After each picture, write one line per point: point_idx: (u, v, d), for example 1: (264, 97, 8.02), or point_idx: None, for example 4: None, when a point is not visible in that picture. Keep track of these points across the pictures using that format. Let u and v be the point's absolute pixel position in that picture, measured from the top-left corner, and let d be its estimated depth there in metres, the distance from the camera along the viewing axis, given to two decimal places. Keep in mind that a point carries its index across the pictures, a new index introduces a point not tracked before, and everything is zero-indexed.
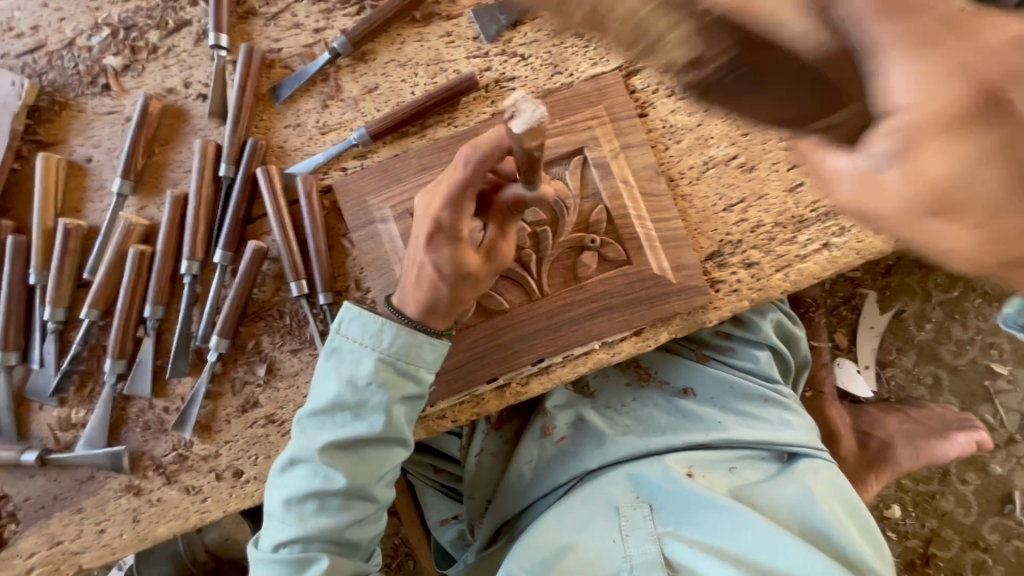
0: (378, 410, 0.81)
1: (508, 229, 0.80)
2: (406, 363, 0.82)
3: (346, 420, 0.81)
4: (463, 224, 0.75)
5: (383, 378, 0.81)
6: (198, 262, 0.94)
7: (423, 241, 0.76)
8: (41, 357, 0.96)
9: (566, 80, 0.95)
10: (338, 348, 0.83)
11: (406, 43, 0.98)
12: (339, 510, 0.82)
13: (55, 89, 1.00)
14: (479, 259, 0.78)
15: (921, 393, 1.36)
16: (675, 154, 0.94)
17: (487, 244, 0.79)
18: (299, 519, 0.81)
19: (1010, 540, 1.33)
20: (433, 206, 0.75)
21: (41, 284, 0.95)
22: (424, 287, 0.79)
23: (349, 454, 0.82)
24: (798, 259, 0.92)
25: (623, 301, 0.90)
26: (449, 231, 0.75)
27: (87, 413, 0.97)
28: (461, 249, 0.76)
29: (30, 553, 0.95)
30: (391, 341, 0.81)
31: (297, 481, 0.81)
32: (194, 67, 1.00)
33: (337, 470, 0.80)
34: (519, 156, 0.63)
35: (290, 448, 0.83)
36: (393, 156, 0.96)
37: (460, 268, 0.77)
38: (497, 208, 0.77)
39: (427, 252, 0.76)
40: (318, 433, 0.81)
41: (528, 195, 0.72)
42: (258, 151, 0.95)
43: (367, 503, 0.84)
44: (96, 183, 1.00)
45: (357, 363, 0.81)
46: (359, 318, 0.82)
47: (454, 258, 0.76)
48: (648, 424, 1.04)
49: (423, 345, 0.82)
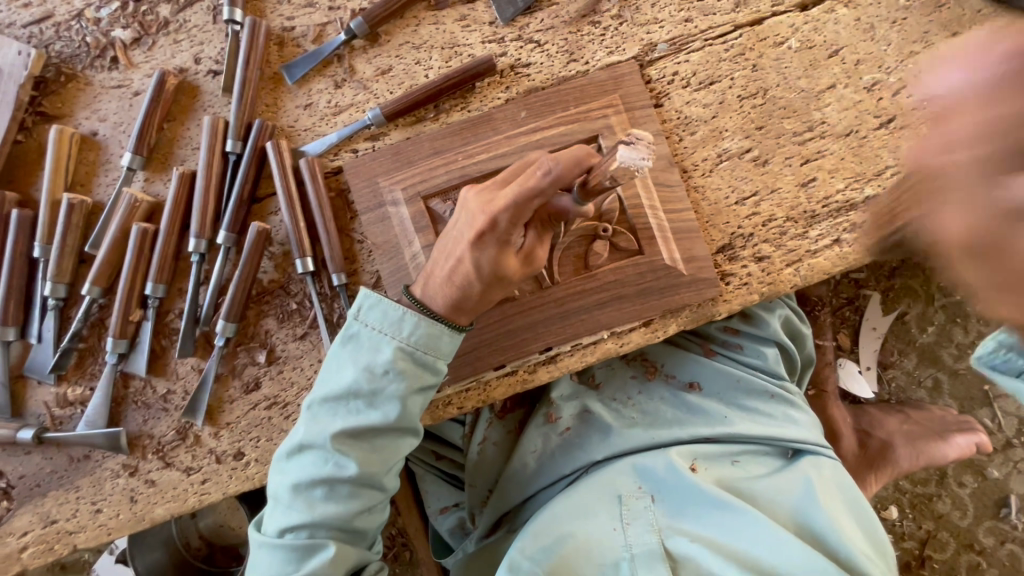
0: (393, 400, 0.80)
1: (545, 236, 0.80)
2: (426, 353, 0.80)
3: (359, 408, 0.80)
4: (515, 231, 0.73)
5: (401, 367, 0.80)
6: (206, 242, 0.92)
7: (471, 237, 0.73)
8: (40, 334, 0.95)
9: (581, 69, 0.95)
10: (357, 334, 0.81)
11: (421, 25, 0.97)
12: (347, 497, 0.80)
13: (61, 61, 0.98)
14: (518, 265, 0.77)
15: (921, 395, 1.36)
16: (688, 146, 0.94)
17: (526, 249, 0.77)
18: (308, 504, 0.80)
19: (1005, 543, 1.34)
20: (493, 205, 0.71)
21: (44, 257, 0.93)
22: (456, 283, 0.77)
23: (361, 444, 0.80)
24: (809, 254, 0.92)
25: (634, 291, 0.90)
26: (500, 233, 0.72)
27: (86, 390, 0.95)
28: (506, 252, 0.74)
29: (24, 531, 0.93)
30: (410, 331, 0.80)
31: (308, 465, 0.80)
32: (205, 43, 0.98)
33: (349, 458, 0.79)
34: (602, 180, 0.67)
35: (300, 432, 0.81)
36: (406, 139, 0.95)
37: (498, 272, 0.75)
38: (540, 214, 0.77)
39: (471, 251, 0.74)
40: (330, 419, 0.80)
41: (574, 209, 0.75)
42: (265, 132, 0.93)
43: (375, 492, 0.83)
44: (102, 157, 0.98)
45: (376, 350, 0.80)
46: (378, 305, 0.81)
47: (496, 261, 0.74)
48: (655, 416, 1.03)
49: (442, 336, 0.80)
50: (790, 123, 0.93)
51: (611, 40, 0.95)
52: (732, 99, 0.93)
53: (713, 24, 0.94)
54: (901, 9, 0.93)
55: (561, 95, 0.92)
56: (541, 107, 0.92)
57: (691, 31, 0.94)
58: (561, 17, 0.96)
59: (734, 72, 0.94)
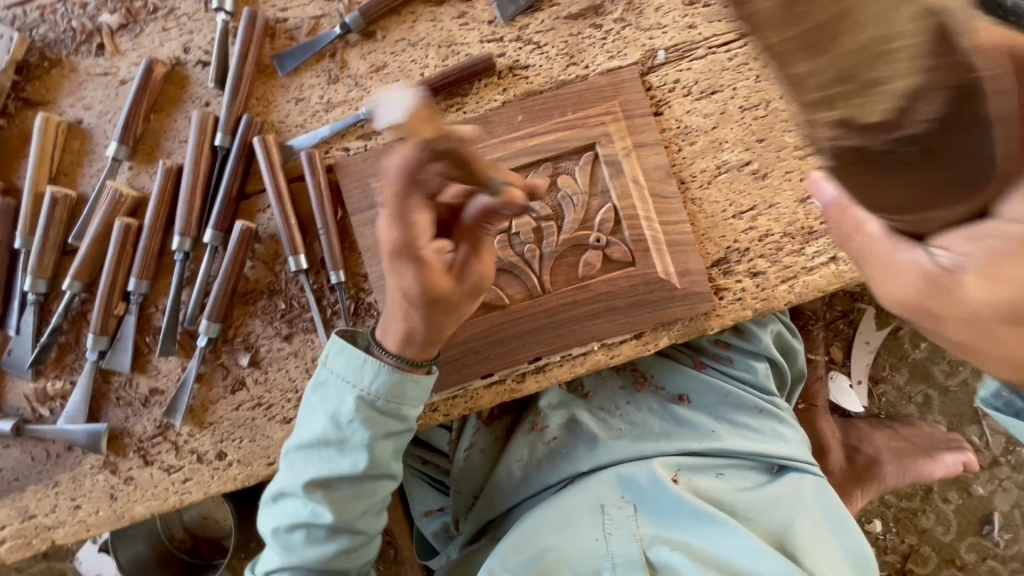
0: (361, 448, 0.78)
1: (482, 249, 0.75)
2: (389, 402, 0.78)
3: (331, 456, 0.78)
4: (421, 242, 0.70)
5: (365, 417, 0.77)
6: (190, 240, 0.90)
7: (386, 265, 0.71)
8: (19, 327, 0.93)
9: (581, 72, 0.93)
10: (324, 383, 0.79)
11: (418, 22, 0.94)
12: (326, 540, 0.80)
13: (45, 45, 0.95)
14: (450, 282, 0.73)
15: (911, 411, 1.36)
16: (687, 156, 0.92)
17: (458, 265, 0.74)
18: (288, 546, 0.79)
19: (985, 560, 1.35)
20: (383, 227, 0.70)
21: (26, 248, 0.91)
22: (400, 316, 0.75)
23: (332, 491, 0.79)
24: (804, 271, 0.91)
25: (625, 303, 0.89)
26: (406, 250, 0.69)
27: (66, 385, 0.94)
28: (427, 270, 0.71)
29: (2, 525, 0.92)
30: (373, 378, 0.77)
31: (291, 510, 0.79)
32: (194, 32, 0.95)
33: (324, 506, 0.78)
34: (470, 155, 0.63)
35: (278, 481, 0.81)
36: (399, 139, 0.93)
37: (428, 293, 0.71)
38: (466, 227, 0.74)
39: (394, 279, 0.72)
40: (302, 468, 0.79)
41: (494, 203, 0.68)
42: (253, 128, 0.91)
43: (353, 534, 0.81)
44: (87, 147, 0.95)
45: (340, 399, 0.78)
46: (343, 352, 0.79)
47: (421, 281, 0.71)
48: (642, 428, 1.02)
49: (406, 382, 0.78)
50: (791, 136, 0.91)
51: (612, 44, 0.93)
52: (734, 109, 0.92)
53: (717, 31, 0.92)
54: None
55: (559, 100, 0.90)
56: (539, 111, 0.90)
57: (694, 38, 0.92)
58: (561, 17, 0.93)
59: (737, 82, 0.92)
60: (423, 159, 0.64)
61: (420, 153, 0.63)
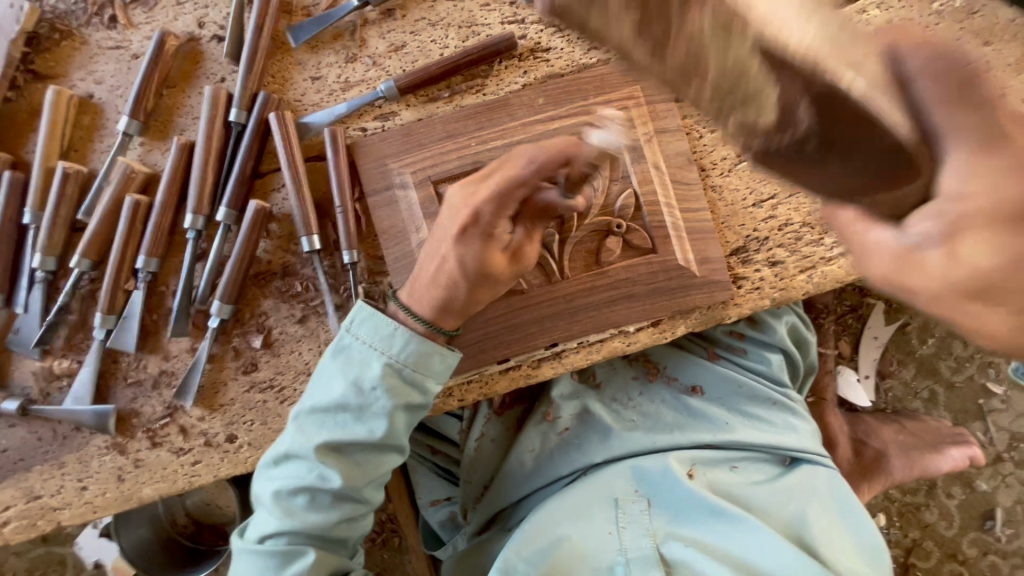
0: (381, 415, 0.76)
1: (534, 234, 0.77)
2: (414, 371, 0.77)
3: (346, 421, 0.77)
4: (499, 223, 0.72)
5: (390, 385, 0.76)
6: (203, 219, 0.88)
7: (455, 231, 0.72)
8: (27, 304, 0.91)
9: (603, 56, 0.92)
10: (347, 346, 0.78)
11: (438, 2, 0.93)
12: (328, 507, 0.78)
13: (55, 17, 0.93)
14: (505, 262, 0.74)
15: (917, 406, 1.36)
16: (708, 143, 0.91)
17: (513, 247, 0.75)
18: (287, 512, 0.77)
19: (987, 555, 1.36)
20: (475, 197, 0.71)
21: (34, 224, 0.89)
22: (439, 285, 0.75)
23: (345, 457, 0.77)
24: (823, 261, 0.90)
25: (645, 290, 0.88)
26: (484, 226, 0.71)
27: (74, 363, 0.92)
28: (490, 247, 0.72)
29: (7, 505, 0.91)
30: (402, 347, 0.76)
31: (293, 473, 0.77)
32: (210, 7, 0.93)
33: (332, 470, 0.76)
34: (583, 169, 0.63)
35: (285, 440, 0.78)
36: (417, 120, 0.91)
37: (483, 268, 0.73)
38: (528, 211, 0.75)
39: (456, 246, 0.72)
40: (315, 431, 0.77)
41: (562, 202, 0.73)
42: (270, 105, 0.89)
43: (356, 504, 0.80)
44: (98, 122, 0.93)
45: (365, 363, 0.77)
46: (372, 318, 0.78)
47: (480, 257, 0.72)
48: (654, 420, 1.02)
49: (432, 353, 0.77)
50: None
51: None
52: None
53: None
54: (933, 14, 0.90)
55: (582, 83, 0.89)
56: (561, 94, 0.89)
57: None
58: None
59: None
60: (560, 164, 0.68)
61: (562, 157, 0.67)
